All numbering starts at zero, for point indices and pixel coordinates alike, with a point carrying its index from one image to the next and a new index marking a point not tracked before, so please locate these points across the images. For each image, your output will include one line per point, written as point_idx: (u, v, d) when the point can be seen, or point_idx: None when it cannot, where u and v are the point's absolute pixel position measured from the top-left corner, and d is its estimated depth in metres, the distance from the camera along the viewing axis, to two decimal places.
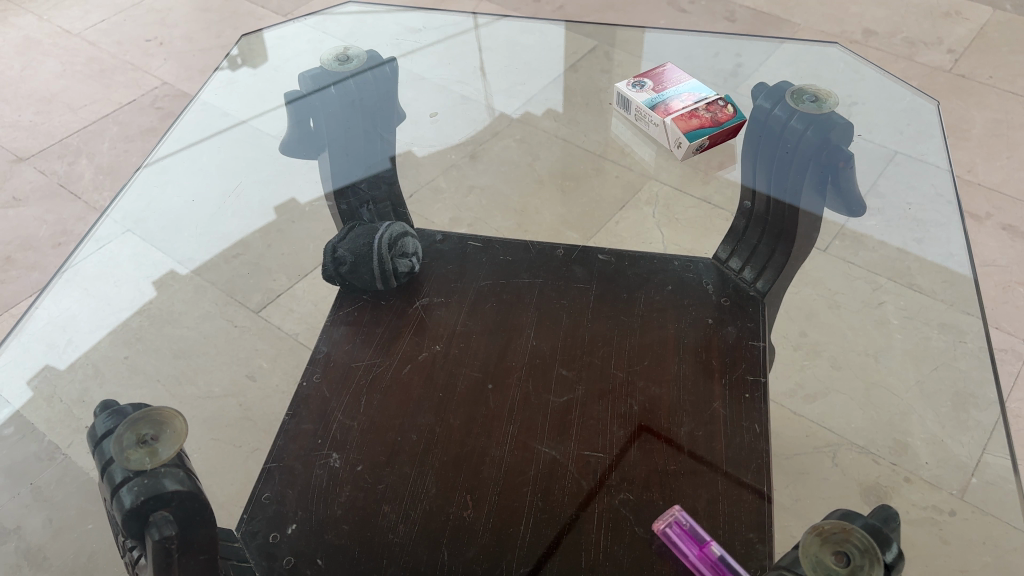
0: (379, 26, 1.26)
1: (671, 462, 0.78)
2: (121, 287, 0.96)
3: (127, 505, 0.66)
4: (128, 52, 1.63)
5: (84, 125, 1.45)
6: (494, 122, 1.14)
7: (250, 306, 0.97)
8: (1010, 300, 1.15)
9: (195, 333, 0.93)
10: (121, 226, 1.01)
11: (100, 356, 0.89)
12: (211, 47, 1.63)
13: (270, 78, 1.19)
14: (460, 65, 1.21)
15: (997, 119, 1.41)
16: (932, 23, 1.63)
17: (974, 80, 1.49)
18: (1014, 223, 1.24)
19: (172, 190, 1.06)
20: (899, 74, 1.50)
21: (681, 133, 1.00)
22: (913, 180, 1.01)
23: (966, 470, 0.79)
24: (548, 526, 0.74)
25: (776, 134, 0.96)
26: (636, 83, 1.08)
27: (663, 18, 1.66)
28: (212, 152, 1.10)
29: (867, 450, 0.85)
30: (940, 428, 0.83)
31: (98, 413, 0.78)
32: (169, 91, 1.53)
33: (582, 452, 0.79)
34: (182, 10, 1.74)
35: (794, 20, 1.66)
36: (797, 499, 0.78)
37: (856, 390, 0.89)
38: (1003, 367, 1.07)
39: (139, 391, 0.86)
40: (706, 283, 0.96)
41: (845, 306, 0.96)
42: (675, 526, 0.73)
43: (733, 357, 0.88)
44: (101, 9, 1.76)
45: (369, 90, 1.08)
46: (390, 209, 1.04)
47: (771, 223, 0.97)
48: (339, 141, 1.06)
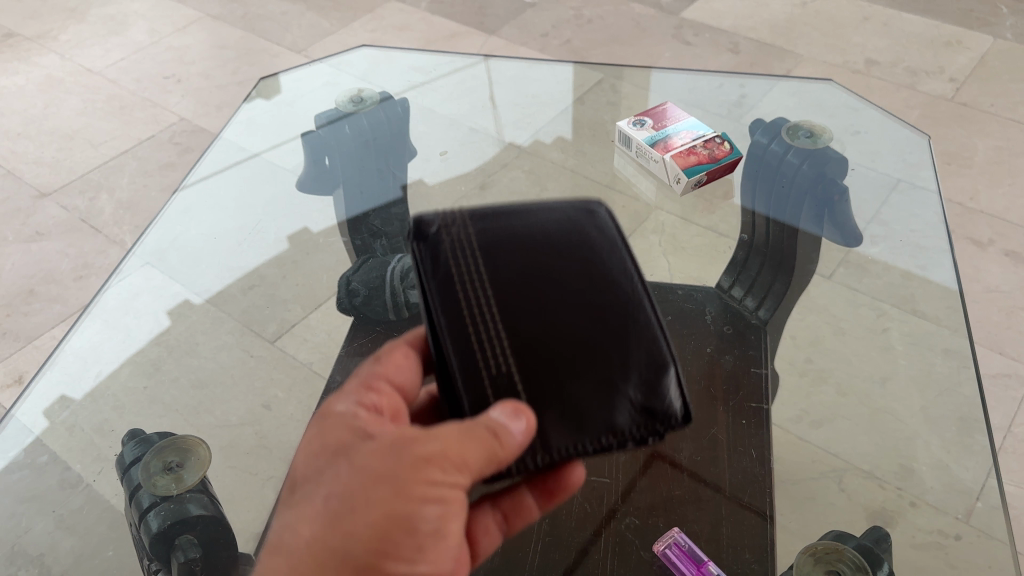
0: (391, 65, 1.27)
1: (675, 487, 0.81)
2: (140, 319, 0.98)
3: (155, 529, 0.73)
4: (147, 89, 1.67)
5: (104, 161, 1.50)
6: (501, 154, 1.18)
7: (266, 336, 1.00)
8: (1013, 325, 1.16)
9: (213, 363, 0.96)
10: (143, 260, 1.04)
11: (122, 387, 0.92)
12: (227, 83, 1.68)
13: (286, 117, 1.21)
14: (469, 99, 1.23)
15: (998, 146, 1.43)
16: (934, 52, 1.66)
17: (976, 108, 1.51)
18: (1015, 249, 1.26)
19: (193, 226, 1.08)
20: (901, 104, 1.53)
21: (680, 169, 1.00)
22: (916, 209, 1.03)
23: (970, 495, 0.80)
24: (558, 551, 0.76)
25: (773, 166, 1.04)
26: (637, 120, 1.08)
27: (668, 51, 1.70)
28: (231, 187, 1.13)
29: (872, 475, 0.86)
30: (945, 454, 0.84)
31: (127, 442, 0.84)
32: (186, 127, 1.57)
33: (588, 479, 0.81)
34: (198, 48, 1.79)
35: (798, 50, 1.69)
36: (802, 523, 0.80)
37: (860, 415, 0.90)
38: (1006, 393, 1.08)
39: (160, 421, 0.89)
40: (707, 311, 0.99)
41: (849, 333, 0.98)
42: (674, 547, 0.75)
43: (734, 385, 0.91)
44: (120, 48, 1.81)
45: (382, 130, 1.13)
46: (403, 242, 1.06)
47: (770, 253, 1.03)
48: (352, 179, 1.11)
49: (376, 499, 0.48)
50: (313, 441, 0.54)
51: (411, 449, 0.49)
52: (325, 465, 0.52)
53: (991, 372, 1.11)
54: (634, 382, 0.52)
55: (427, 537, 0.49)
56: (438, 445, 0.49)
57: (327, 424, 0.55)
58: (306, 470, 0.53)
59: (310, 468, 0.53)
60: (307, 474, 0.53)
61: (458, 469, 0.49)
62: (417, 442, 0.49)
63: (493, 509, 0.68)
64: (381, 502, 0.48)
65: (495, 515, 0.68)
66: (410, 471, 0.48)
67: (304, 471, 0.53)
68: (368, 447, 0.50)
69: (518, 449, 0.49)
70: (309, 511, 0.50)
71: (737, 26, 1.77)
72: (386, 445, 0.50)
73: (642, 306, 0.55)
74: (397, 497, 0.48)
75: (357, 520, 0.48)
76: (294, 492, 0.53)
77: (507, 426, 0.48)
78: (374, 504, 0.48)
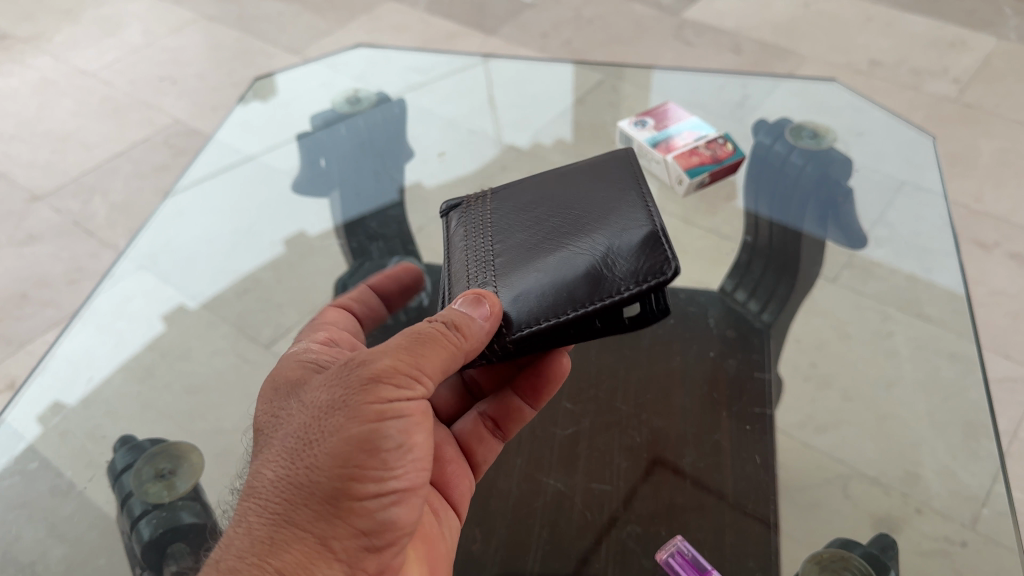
0: (389, 65, 1.24)
1: (678, 494, 0.80)
2: (133, 324, 0.97)
3: (147, 537, 0.74)
4: (142, 90, 1.66)
5: (98, 163, 1.48)
6: (501, 156, 1.16)
7: (260, 341, 0.99)
8: (1020, 328, 1.15)
9: (206, 369, 0.95)
10: (136, 264, 1.02)
11: (114, 393, 0.90)
12: (224, 85, 1.67)
13: (282, 120, 1.20)
14: (468, 100, 1.21)
15: (1003, 148, 1.41)
16: (937, 53, 1.65)
17: (981, 110, 1.50)
18: (1022, 252, 1.25)
19: (187, 231, 1.07)
20: (904, 105, 1.52)
21: (681, 170, 0.98)
22: (920, 211, 1.02)
23: (977, 501, 0.78)
24: (557, 559, 0.74)
25: (777, 167, 1.06)
26: (638, 121, 1.06)
27: (669, 52, 1.69)
28: (226, 189, 1.12)
29: (877, 480, 0.83)
30: (951, 459, 0.82)
31: (119, 448, 0.83)
32: (182, 129, 1.55)
33: (589, 485, 0.80)
34: (195, 49, 1.78)
35: (799, 51, 1.67)
36: (810, 529, 0.78)
37: (866, 421, 0.88)
38: (1013, 397, 1.07)
39: (152, 427, 0.87)
40: (709, 316, 0.98)
41: (855, 338, 0.96)
42: (677, 555, 0.73)
43: (738, 390, 0.90)
44: (116, 50, 1.80)
45: (379, 132, 1.15)
46: (399, 244, 1.08)
47: (773, 257, 1.02)
48: (349, 181, 1.12)
49: (334, 422, 0.47)
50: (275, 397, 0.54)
51: (364, 360, 0.48)
52: (286, 413, 0.51)
53: (996, 376, 1.09)
54: (616, 245, 0.56)
55: (396, 450, 0.47)
56: (384, 357, 0.48)
57: (288, 367, 0.57)
58: (267, 426, 0.52)
59: (274, 417, 0.52)
60: (271, 426, 0.52)
61: (416, 376, 0.48)
62: (368, 358, 0.48)
63: (480, 415, 0.68)
64: (342, 420, 0.46)
65: (486, 425, 0.68)
66: (365, 379, 0.47)
67: (265, 427, 0.53)
68: (325, 379, 0.50)
69: (482, 337, 0.52)
70: (274, 458, 0.49)
71: (738, 27, 1.75)
72: (341, 370, 0.49)
73: (640, 206, 0.59)
74: (355, 412, 0.46)
75: (322, 445, 0.46)
76: (260, 448, 0.52)
77: (468, 317, 0.51)
78: (335, 426, 0.46)
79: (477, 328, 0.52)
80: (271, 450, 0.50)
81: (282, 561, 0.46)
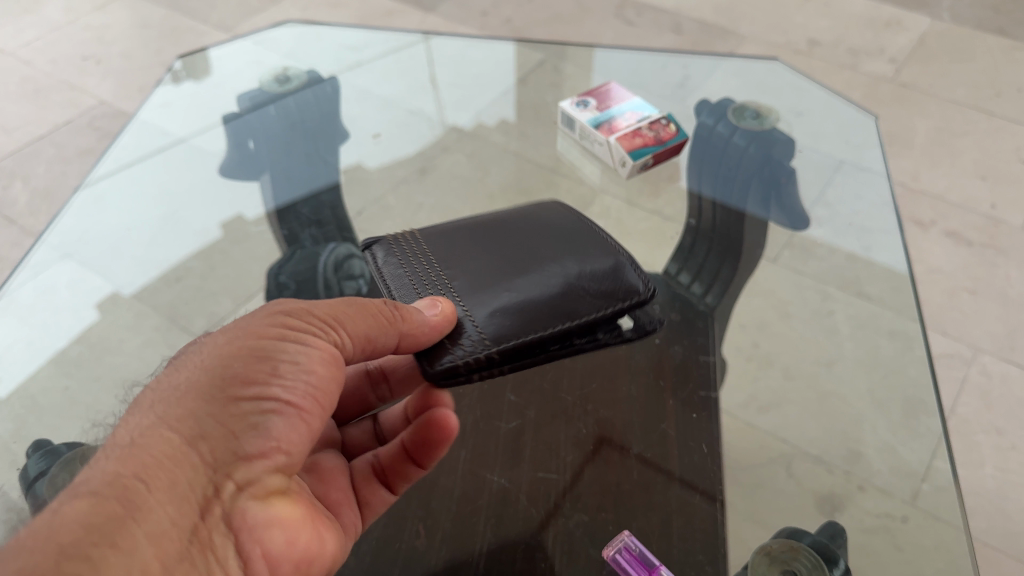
0: (322, 41, 1.20)
1: (624, 481, 0.78)
2: (59, 315, 0.94)
3: None
4: (63, 70, 1.59)
5: (18, 147, 1.41)
6: (443, 137, 1.16)
7: (193, 332, 0.99)
8: (955, 305, 1.16)
9: (135, 359, 0.93)
10: (58, 252, 0.97)
11: (37, 387, 0.86)
12: (151, 64, 1.60)
13: (211, 99, 1.15)
14: (407, 80, 1.19)
15: (938, 128, 1.43)
16: (874, 33, 1.66)
17: (915, 89, 1.51)
18: (956, 229, 1.26)
19: (112, 217, 1.02)
20: (843, 85, 1.53)
21: (625, 151, 0.97)
22: (860, 189, 1.02)
23: (917, 477, 0.79)
24: (503, 553, 0.73)
25: (720, 149, 1.04)
26: (579, 101, 1.04)
27: (610, 31, 1.67)
28: (153, 175, 1.07)
29: (820, 459, 0.85)
30: (891, 436, 0.83)
31: (31, 455, 0.77)
32: (107, 111, 1.49)
33: (534, 477, 0.78)
34: (120, 27, 1.71)
35: (739, 31, 1.67)
36: (753, 508, 0.79)
37: (809, 399, 0.90)
38: (949, 372, 1.08)
39: (80, 424, 0.83)
40: (654, 298, 0.96)
41: (794, 316, 0.98)
42: (624, 552, 0.70)
43: (684, 374, 0.89)
44: (35, 27, 1.71)
45: (310, 111, 1.10)
46: (334, 231, 1.05)
47: (717, 239, 1.01)
48: (279, 164, 1.08)
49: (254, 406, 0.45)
50: (213, 431, 0.43)
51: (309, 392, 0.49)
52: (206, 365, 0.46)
53: (936, 353, 1.11)
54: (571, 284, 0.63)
55: (320, 492, 0.58)
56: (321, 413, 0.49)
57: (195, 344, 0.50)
58: (178, 484, 0.41)
59: (183, 370, 0.47)
60: (179, 375, 0.46)
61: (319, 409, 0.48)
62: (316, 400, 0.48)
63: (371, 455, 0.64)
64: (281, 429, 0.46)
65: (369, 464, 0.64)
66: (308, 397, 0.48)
67: (167, 477, 0.41)
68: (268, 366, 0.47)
69: (422, 325, 0.54)
70: (170, 539, 0.40)
71: (678, 7, 1.75)
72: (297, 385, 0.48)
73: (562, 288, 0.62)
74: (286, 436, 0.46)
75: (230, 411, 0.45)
76: (160, 488, 0.40)
77: (416, 310, 0.55)
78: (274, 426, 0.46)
79: (418, 335, 0.54)
80: (176, 523, 0.40)
81: (139, 462, 0.41)
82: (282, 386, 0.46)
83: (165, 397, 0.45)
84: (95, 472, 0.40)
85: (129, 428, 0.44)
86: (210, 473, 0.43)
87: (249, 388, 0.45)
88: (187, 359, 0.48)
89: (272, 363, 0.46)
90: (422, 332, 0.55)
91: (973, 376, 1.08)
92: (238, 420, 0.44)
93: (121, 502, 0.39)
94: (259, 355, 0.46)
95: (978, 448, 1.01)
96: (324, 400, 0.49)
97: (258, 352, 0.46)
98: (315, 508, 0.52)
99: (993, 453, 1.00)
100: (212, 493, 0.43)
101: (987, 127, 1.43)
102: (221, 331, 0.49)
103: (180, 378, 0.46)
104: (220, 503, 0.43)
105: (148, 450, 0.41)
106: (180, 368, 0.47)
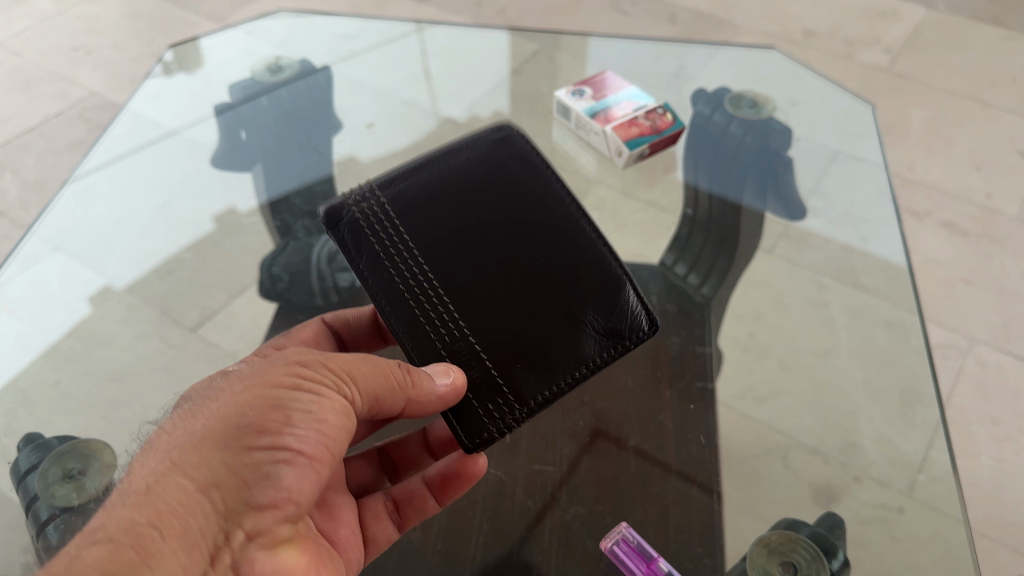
0: (313, 30, 1.18)
1: (621, 472, 0.78)
2: (51, 308, 0.93)
3: (53, 545, 0.68)
4: (54, 61, 1.57)
5: (8, 139, 1.40)
6: (436, 129, 1.15)
7: (186, 325, 0.97)
8: (951, 296, 1.16)
9: (130, 354, 0.92)
10: (48, 244, 0.96)
11: (27, 381, 0.86)
12: (142, 55, 1.59)
13: (203, 91, 1.14)
14: (400, 70, 1.17)
15: (933, 118, 1.42)
16: (869, 23, 1.65)
17: (911, 79, 1.51)
18: (952, 219, 1.26)
19: (104, 209, 1.02)
20: (839, 75, 1.52)
21: (621, 141, 0.96)
22: (855, 179, 1.01)
23: (912, 467, 0.79)
24: (499, 545, 0.73)
25: (716, 139, 1.04)
26: (576, 91, 1.03)
27: (605, 21, 1.66)
28: (146, 167, 1.06)
29: (817, 450, 0.84)
30: (887, 426, 0.83)
31: (23, 448, 0.77)
32: (99, 102, 1.48)
33: (530, 468, 0.78)
34: (111, 18, 1.69)
35: (734, 22, 1.66)
36: (750, 501, 0.78)
37: (804, 389, 0.89)
38: (945, 363, 1.08)
39: (71, 419, 0.83)
40: (651, 290, 0.97)
41: (789, 307, 0.96)
42: (623, 544, 0.70)
43: (681, 365, 0.90)
44: (25, 18, 1.70)
45: (303, 101, 1.11)
46: (327, 221, 1.05)
47: (713, 229, 1.01)
48: (271, 154, 1.09)
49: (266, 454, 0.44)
50: (225, 480, 0.43)
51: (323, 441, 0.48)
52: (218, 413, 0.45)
53: (932, 344, 1.11)
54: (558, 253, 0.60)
55: (330, 529, 0.55)
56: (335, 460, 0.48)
57: (210, 390, 0.50)
58: (189, 532, 0.41)
59: (197, 415, 0.47)
60: (192, 422, 0.46)
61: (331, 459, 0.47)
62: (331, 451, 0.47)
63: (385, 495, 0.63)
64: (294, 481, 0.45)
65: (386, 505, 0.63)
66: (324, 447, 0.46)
67: (179, 525, 0.41)
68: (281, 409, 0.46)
69: (438, 401, 0.54)
70: None
71: None
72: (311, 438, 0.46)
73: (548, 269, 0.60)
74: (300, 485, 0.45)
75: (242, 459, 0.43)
76: (170, 535, 0.40)
77: (430, 379, 0.53)
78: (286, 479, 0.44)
79: (429, 402, 0.53)
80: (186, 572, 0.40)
81: (150, 512, 0.41)
82: (295, 435, 0.45)
83: (181, 443, 0.44)
84: (109, 520, 0.40)
85: (144, 474, 0.44)
86: (221, 522, 0.42)
87: (263, 437, 0.44)
88: (202, 408, 0.47)
89: (285, 412, 0.45)
90: (433, 401, 0.53)
91: (969, 367, 1.08)
92: (250, 470, 0.43)
93: (137, 549, 0.39)
94: (273, 404, 0.45)
95: (974, 438, 1.01)
96: (337, 448, 0.48)
97: (272, 401, 0.45)
98: (324, 550, 0.51)
99: (989, 443, 1.00)
100: (223, 541, 0.42)
101: (982, 116, 1.42)
102: (237, 378, 0.48)
103: (194, 426, 0.45)
104: (230, 552, 0.42)
105: (161, 497, 0.42)
106: (196, 415, 0.47)
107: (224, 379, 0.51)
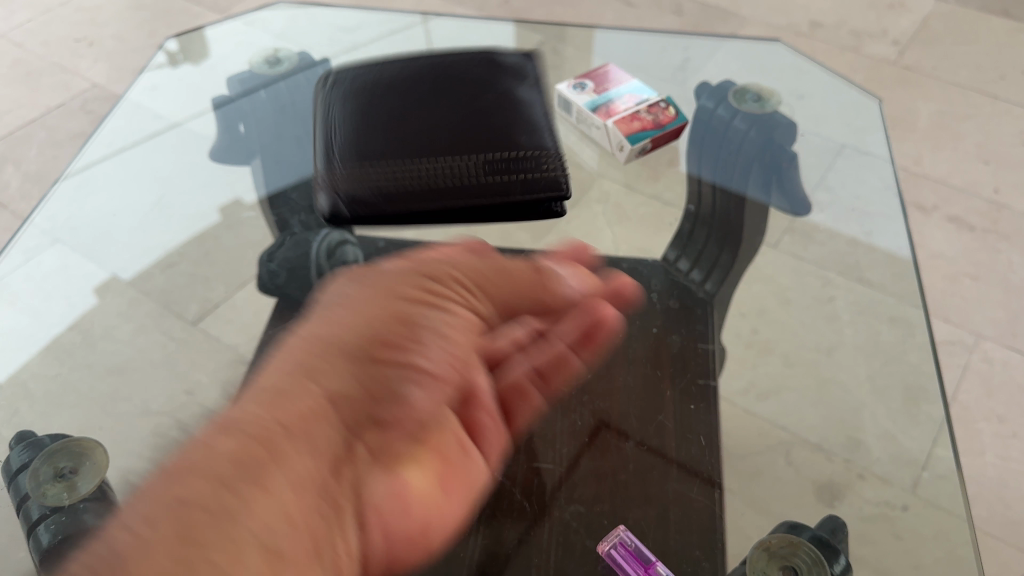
0: (314, 23, 1.18)
1: (621, 471, 0.77)
2: (50, 301, 0.92)
3: (46, 545, 0.66)
4: (57, 53, 1.57)
5: (11, 131, 1.40)
6: None
7: (187, 319, 0.98)
8: (957, 291, 1.15)
9: (130, 348, 0.93)
10: (49, 236, 0.96)
11: (28, 374, 0.86)
12: (145, 46, 1.58)
13: (203, 81, 1.13)
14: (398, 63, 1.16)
15: (941, 111, 1.41)
16: (877, 14, 1.63)
17: (919, 72, 1.49)
18: (959, 214, 1.25)
19: (105, 201, 1.02)
20: (846, 67, 1.51)
21: (623, 137, 0.95)
22: (861, 173, 1.00)
23: (917, 465, 0.78)
24: (496, 545, 0.72)
25: (720, 133, 1.00)
26: (577, 83, 1.02)
27: (611, 12, 1.64)
28: (148, 158, 1.06)
29: (820, 447, 0.85)
30: (891, 424, 0.83)
31: (15, 446, 0.75)
32: (101, 94, 1.47)
33: (529, 467, 0.77)
34: (114, 9, 1.68)
35: (741, 13, 1.65)
36: (751, 501, 0.78)
37: (806, 386, 0.90)
38: (951, 359, 1.07)
39: (71, 412, 0.83)
40: (652, 288, 0.96)
41: (795, 303, 0.97)
42: (620, 547, 0.69)
43: (682, 364, 0.87)
44: (28, 9, 1.69)
45: (299, 93, 1.07)
46: (323, 215, 1.01)
47: (716, 225, 1.00)
48: (269, 148, 1.05)
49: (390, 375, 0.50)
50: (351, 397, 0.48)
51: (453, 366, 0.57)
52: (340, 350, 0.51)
53: (938, 340, 1.10)
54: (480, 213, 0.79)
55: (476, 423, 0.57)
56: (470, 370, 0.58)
57: (297, 340, 0.55)
58: (320, 436, 0.44)
59: (303, 356, 0.51)
60: (303, 358, 0.51)
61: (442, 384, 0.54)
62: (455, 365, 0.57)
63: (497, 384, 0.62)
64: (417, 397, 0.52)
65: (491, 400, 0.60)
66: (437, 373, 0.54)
67: (312, 432, 0.44)
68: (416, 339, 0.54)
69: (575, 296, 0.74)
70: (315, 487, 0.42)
71: None
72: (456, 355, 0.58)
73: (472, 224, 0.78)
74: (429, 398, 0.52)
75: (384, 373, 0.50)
76: (297, 443, 0.42)
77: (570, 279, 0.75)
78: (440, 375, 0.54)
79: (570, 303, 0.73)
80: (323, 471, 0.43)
81: (286, 412, 0.45)
82: (427, 355, 0.53)
83: (298, 371, 0.49)
84: (247, 416, 0.44)
85: (265, 392, 0.47)
86: (346, 435, 0.46)
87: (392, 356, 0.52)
88: (308, 346, 0.52)
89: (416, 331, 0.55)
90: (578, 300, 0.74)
91: (975, 363, 1.07)
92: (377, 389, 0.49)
93: (273, 448, 0.41)
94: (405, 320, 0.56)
95: (980, 436, 1.00)
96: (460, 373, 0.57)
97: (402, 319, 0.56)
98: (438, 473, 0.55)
99: (995, 441, 0.99)
100: (349, 449, 0.46)
101: (991, 110, 1.41)
102: (337, 329, 0.54)
103: (306, 361, 0.50)
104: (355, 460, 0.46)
105: (296, 405, 0.45)
106: (307, 351, 0.52)
107: (311, 332, 0.56)
